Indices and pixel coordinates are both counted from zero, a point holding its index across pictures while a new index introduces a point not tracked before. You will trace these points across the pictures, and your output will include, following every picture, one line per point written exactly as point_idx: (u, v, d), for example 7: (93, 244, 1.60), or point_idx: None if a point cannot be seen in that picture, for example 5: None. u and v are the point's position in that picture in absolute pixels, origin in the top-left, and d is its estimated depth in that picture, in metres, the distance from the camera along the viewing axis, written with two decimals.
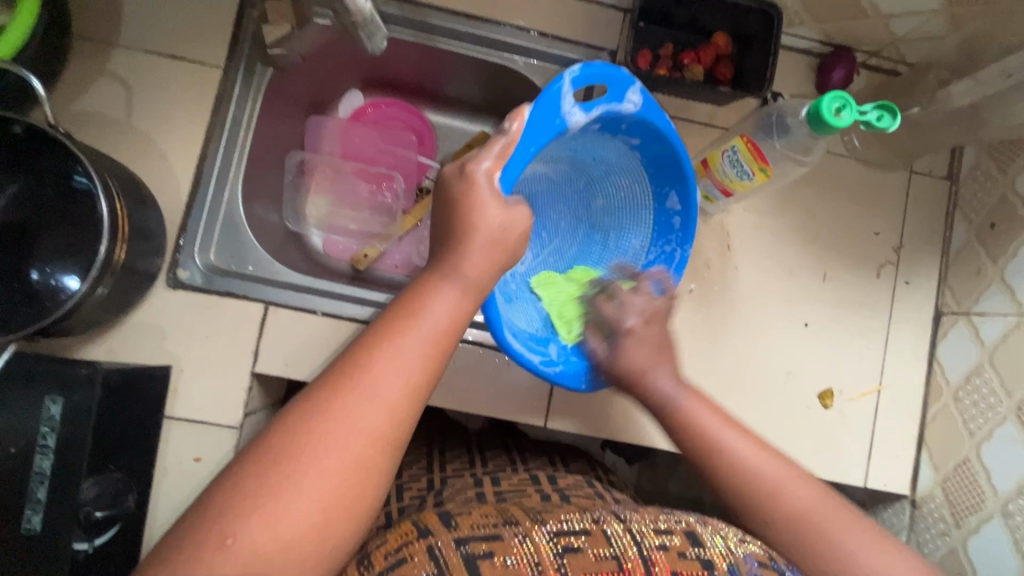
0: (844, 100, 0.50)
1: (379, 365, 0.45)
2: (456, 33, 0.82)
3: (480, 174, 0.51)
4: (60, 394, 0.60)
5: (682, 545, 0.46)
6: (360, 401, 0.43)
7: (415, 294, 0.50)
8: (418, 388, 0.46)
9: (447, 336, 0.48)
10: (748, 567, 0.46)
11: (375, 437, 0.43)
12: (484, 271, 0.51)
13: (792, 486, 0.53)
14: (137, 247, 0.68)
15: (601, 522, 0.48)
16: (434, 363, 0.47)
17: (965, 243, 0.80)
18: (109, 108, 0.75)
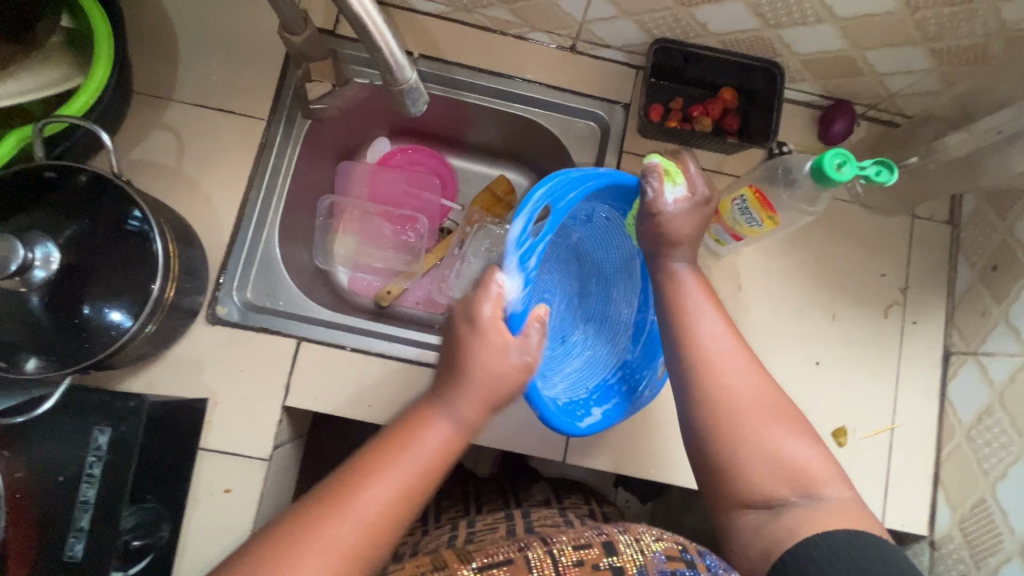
0: (844, 156, 0.54)
1: (370, 490, 0.50)
2: (481, 88, 0.88)
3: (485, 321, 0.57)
4: (108, 425, 0.64)
5: (598, 556, 0.47)
6: (346, 522, 0.49)
7: (415, 420, 0.56)
8: (399, 516, 0.51)
9: (436, 470, 0.54)
10: (655, 562, 0.47)
11: (351, 555, 0.48)
12: (481, 411, 0.57)
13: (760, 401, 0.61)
14: (184, 285, 0.72)
15: (524, 549, 0.49)
16: (418, 494, 0.52)
17: (970, 284, 0.83)
18: (162, 156, 0.81)
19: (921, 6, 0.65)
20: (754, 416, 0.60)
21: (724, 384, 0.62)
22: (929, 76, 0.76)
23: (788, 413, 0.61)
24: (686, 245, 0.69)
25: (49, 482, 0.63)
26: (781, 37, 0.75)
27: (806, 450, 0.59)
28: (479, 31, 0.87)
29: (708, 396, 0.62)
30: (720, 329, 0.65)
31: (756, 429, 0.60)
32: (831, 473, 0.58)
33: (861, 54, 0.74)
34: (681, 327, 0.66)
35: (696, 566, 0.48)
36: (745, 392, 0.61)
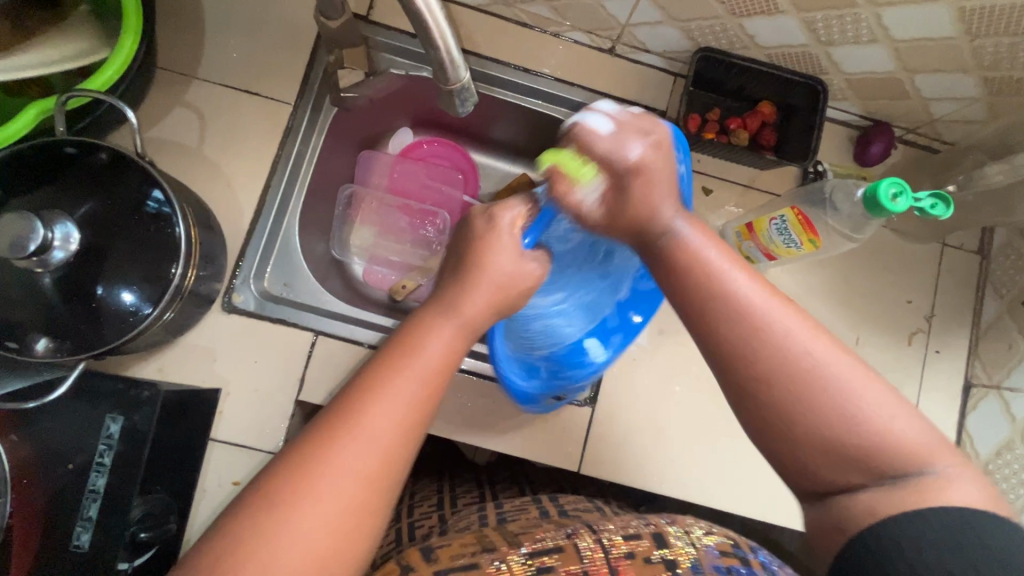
0: (900, 187, 0.53)
1: (371, 410, 0.45)
2: (515, 86, 0.86)
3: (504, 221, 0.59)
4: (120, 414, 0.62)
5: (649, 549, 0.46)
6: (354, 440, 0.44)
7: (415, 330, 0.51)
8: (408, 432, 0.46)
9: (444, 372, 0.50)
10: (708, 557, 0.47)
11: (369, 475, 0.44)
12: (481, 313, 0.54)
13: (827, 360, 0.44)
14: (203, 272, 0.70)
15: (573, 537, 0.47)
16: (427, 407, 0.48)
17: (997, 316, 0.83)
18: (183, 136, 0.78)
19: (981, 34, 0.63)
20: (838, 387, 0.44)
21: (782, 352, 0.45)
22: (976, 104, 0.74)
23: (870, 375, 0.45)
24: (666, 201, 0.56)
25: (57, 469, 0.61)
26: (830, 55, 0.73)
27: (900, 420, 0.43)
28: (517, 26, 0.85)
29: (750, 369, 0.46)
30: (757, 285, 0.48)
31: (824, 395, 0.43)
32: (938, 444, 0.43)
33: (910, 78, 0.73)
34: (709, 285, 0.49)
35: (749, 563, 0.48)
36: (806, 347, 0.45)
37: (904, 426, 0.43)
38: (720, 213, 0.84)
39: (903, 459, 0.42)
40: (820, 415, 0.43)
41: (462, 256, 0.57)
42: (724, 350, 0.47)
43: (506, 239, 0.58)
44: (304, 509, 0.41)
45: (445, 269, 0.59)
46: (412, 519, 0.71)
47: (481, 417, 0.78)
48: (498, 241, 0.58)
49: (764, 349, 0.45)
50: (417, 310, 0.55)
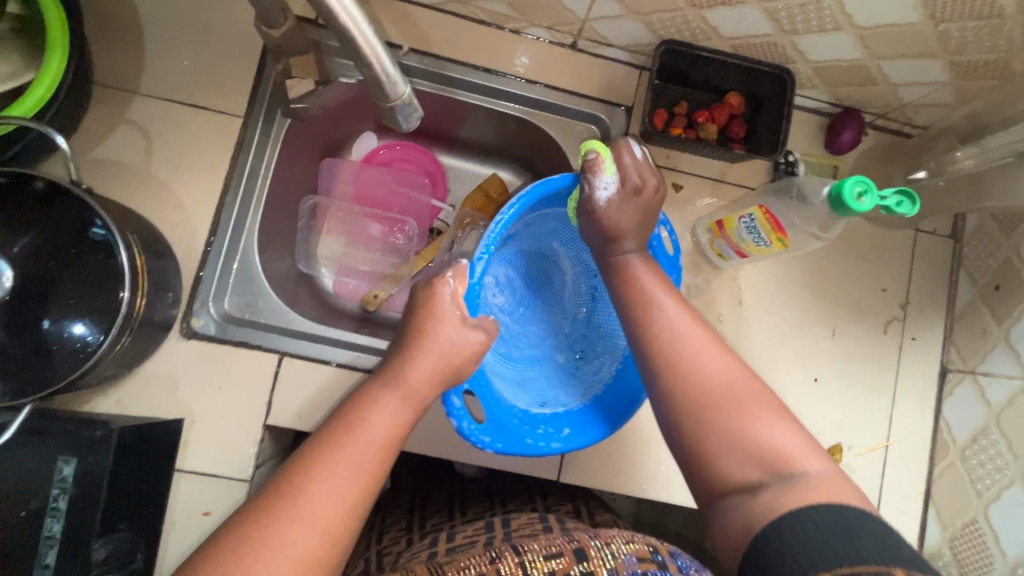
0: (865, 185, 0.51)
1: (317, 484, 0.46)
2: (477, 87, 0.83)
3: (446, 292, 0.59)
4: (74, 456, 0.59)
5: (568, 564, 0.45)
6: (297, 521, 0.44)
7: (360, 407, 0.52)
8: (355, 505, 0.46)
9: (389, 447, 0.51)
10: (626, 565, 0.45)
11: (312, 558, 0.43)
12: (426, 379, 0.55)
13: (735, 376, 0.55)
14: (156, 299, 0.67)
15: (496, 562, 0.46)
16: (372, 477, 0.48)
17: (970, 302, 0.82)
18: (127, 156, 0.74)
19: (945, 19, 0.61)
20: (739, 393, 0.54)
21: (697, 370, 0.55)
22: (944, 88, 0.73)
23: (767, 401, 0.54)
24: (632, 234, 0.64)
25: (10, 515, 0.58)
26: (795, 43, 0.71)
27: (794, 440, 0.52)
28: (474, 24, 0.82)
29: (669, 384, 0.56)
30: (684, 317, 0.59)
31: (722, 418, 0.53)
32: (814, 451, 0.52)
33: (877, 64, 0.71)
34: (635, 316, 0.61)
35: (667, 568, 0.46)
36: (716, 368, 0.55)
37: (783, 435, 0.52)
38: (691, 210, 0.82)
39: (778, 459, 0.51)
40: (718, 418, 0.53)
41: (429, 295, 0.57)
42: (648, 369, 0.58)
43: (449, 302, 0.59)
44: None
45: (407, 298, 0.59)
46: (381, 548, 0.70)
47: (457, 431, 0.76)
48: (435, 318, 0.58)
49: (686, 366, 0.56)
50: (361, 385, 0.56)
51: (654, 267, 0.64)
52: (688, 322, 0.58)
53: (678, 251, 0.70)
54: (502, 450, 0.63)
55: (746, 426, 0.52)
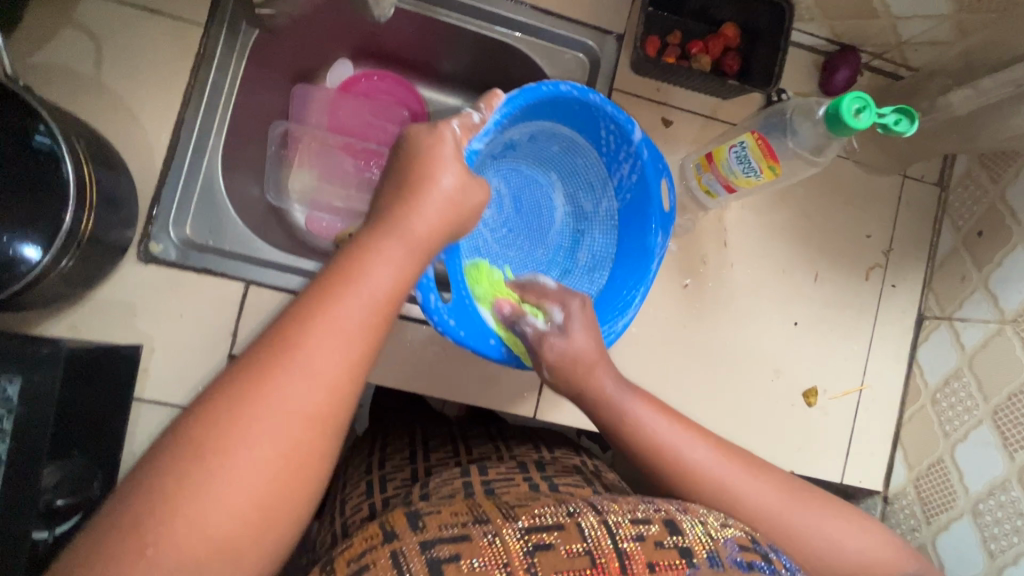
0: (864, 101, 0.49)
1: (314, 339, 0.43)
2: (460, 6, 0.79)
3: (449, 135, 0.53)
4: (18, 373, 0.55)
5: (660, 534, 0.47)
6: (295, 377, 0.41)
7: (359, 256, 0.47)
8: (356, 364, 0.44)
9: (391, 304, 0.47)
10: (728, 552, 0.47)
11: (313, 416, 0.41)
12: (433, 232, 0.50)
13: (743, 483, 0.59)
14: (107, 217, 0.62)
15: (576, 515, 0.48)
16: (373, 335, 0.45)
17: (951, 249, 0.81)
18: (74, 61, 0.68)
19: None
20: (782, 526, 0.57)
21: (740, 506, 0.57)
22: (944, 23, 0.70)
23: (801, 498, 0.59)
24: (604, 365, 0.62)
25: None
26: None
27: (863, 541, 0.58)
28: None
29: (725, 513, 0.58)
30: (709, 454, 0.60)
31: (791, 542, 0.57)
32: (881, 544, 0.59)
33: None
34: (661, 459, 0.59)
35: (771, 561, 0.48)
36: (752, 492, 0.58)
37: (858, 540, 0.58)
38: (679, 146, 0.79)
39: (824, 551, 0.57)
40: (777, 536, 0.56)
41: (397, 208, 0.53)
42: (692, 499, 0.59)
43: (452, 148, 0.53)
44: (239, 459, 0.39)
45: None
46: (384, 472, 0.72)
47: (431, 367, 0.74)
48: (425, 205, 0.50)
49: (724, 496, 0.58)
50: (354, 235, 0.49)
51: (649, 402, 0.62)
52: (715, 459, 0.60)
53: (674, 210, 0.68)
54: (456, 335, 0.59)
55: (760, 519, 0.57)
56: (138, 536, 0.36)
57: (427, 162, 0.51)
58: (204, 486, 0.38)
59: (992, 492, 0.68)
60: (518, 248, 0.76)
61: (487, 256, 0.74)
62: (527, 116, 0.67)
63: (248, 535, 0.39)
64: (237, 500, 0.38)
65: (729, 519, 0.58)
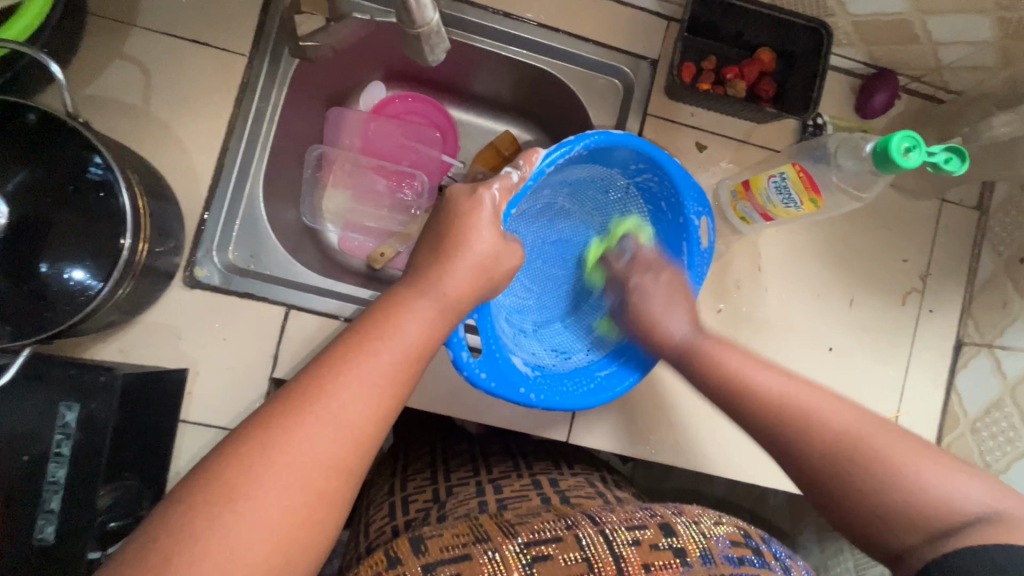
0: (914, 140, 0.49)
1: (345, 392, 0.44)
2: (495, 33, 0.79)
3: (488, 199, 0.55)
4: (76, 401, 0.57)
5: (656, 537, 0.50)
6: (327, 429, 0.42)
7: (392, 310, 0.49)
8: (384, 415, 0.45)
9: (418, 358, 0.48)
10: (719, 547, 0.51)
11: (337, 466, 0.42)
12: (465, 291, 0.53)
13: (803, 395, 0.57)
14: (158, 245, 0.64)
15: (574, 528, 0.51)
16: (403, 387, 0.47)
17: (992, 275, 0.80)
18: (125, 93, 0.70)
19: None
20: (857, 443, 0.53)
21: (822, 428, 0.55)
22: (989, 50, 0.69)
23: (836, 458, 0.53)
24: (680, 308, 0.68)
25: (12, 459, 0.56)
26: None
27: (973, 489, 0.49)
28: None
29: (783, 424, 0.56)
30: (783, 378, 0.59)
31: (849, 469, 0.52)
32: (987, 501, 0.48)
33: (921, 20, 0.68)
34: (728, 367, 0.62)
35: (762, 554, 0.52)
36: (855, 418, 0.54)
37: (960, 492, 0.49)
38: (712, 171, 0.79)
39: (943, 510, 0.48)
40: (843, 459, 0.53)
41: (438, 245, 0.54)
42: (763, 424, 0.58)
43: (489, 211, 0.55)
44: (266, 505, 0.39)
45: (419, 245, 0.56)
46: (406, 494, 0.72)
47: (465, 390, 0.75)
48: (460, 266, 0.53)
49: (798, 421, 0.56)
50: (389, 290, 0.52)
51: (730, 345, 0.65)
52: (784, 384, 0.58)
53: (711, 246, 0.68)
54: (484, 381, 0.60)
55: (844, 442, 0.53)
56: (198, 566, 0.37)
57: (466, 218, 0.54)
58: (238, 519, 0.39)
59: None
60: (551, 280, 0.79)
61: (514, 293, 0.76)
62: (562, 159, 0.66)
63: None
64: (260, 542, 0.39)
65: (791, 455, 0.56)
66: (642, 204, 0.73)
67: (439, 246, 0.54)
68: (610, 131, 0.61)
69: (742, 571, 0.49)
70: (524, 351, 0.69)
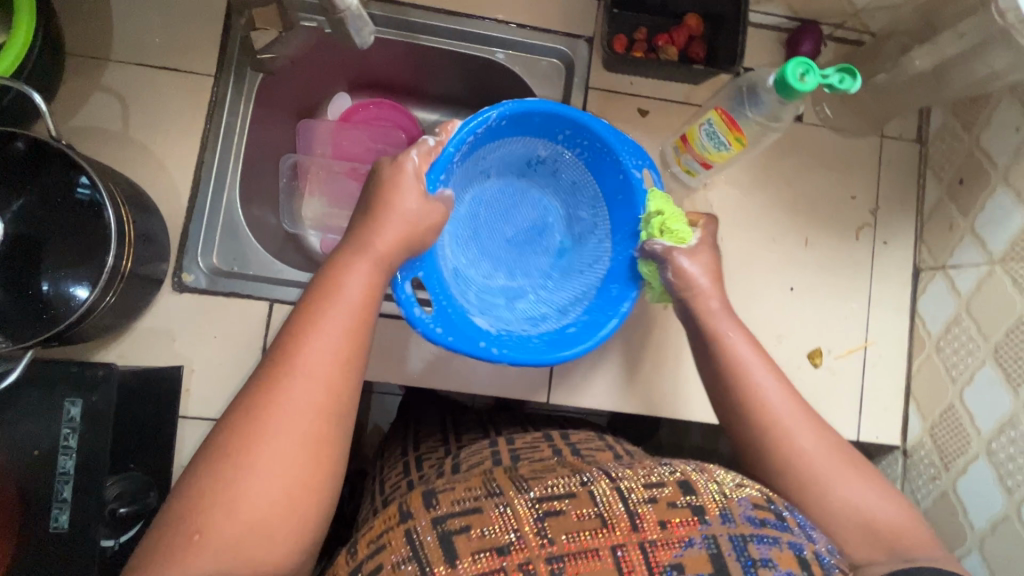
0: (807, 65, 0.54)
1: (308, 352, 0.51)
2: (440, 31, 0.86)
3: (409, 166, 0.60)
4: (79, 396, 0.62)
5: (674, 495, 0.49)
6: (299, 382, 0.50)
7: (334, 276, 0.56)
8: (348, 360, 0.52)
9: (366, 310, 0.55)
10: (742, 509, 0.49)
11: (317, 410, 0.50)
12: (392, 245, 0.58)
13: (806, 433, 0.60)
14: (142, 252, 0.70)
15: (588, 484, 0.50)
16: (357, 336, 0.54)
17: (937, 200, 0.84)
18: (105, 121, 0.77)
19: None
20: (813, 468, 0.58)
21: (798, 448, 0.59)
22: None
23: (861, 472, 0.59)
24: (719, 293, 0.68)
25: (24, 456, 0.61)
26: None
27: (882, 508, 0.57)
28: None
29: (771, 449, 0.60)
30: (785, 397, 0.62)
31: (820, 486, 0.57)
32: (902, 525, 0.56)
33: None
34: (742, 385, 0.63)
35: (784, 520, 0.50)
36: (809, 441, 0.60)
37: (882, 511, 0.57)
38: (657, 134, 0.84)
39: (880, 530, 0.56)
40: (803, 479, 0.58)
41: (393, 214, 0.59)
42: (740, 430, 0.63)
43: (412, 176, 0.60)
44: (267, 454, 0.48)
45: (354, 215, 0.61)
46: (418, 454, 0.78)
47: (446, 363, 0.80)
48: (391, 223, 0.58)
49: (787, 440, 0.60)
50: (327, 261, 0.58)
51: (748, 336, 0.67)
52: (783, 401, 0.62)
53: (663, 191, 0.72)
54: (443, 337, 0.63)
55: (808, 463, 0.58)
56: (220, 505, 0.46)
57: (388, 184, 0.60)
58: (245, 468, 0.47)
59: (1002, 429, 0.69)
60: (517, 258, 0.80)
61: (480, 272, 0.78)
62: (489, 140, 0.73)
63: (282, 510, 0.47)
64: (268, 484, 0.47)
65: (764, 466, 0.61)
66: (588, 170, 0.77)
67: (393, 215, 0.59)
68: (523, 98, 0.67)
69: (764, 533, 0.48)
70: (491, 319, 0.73)
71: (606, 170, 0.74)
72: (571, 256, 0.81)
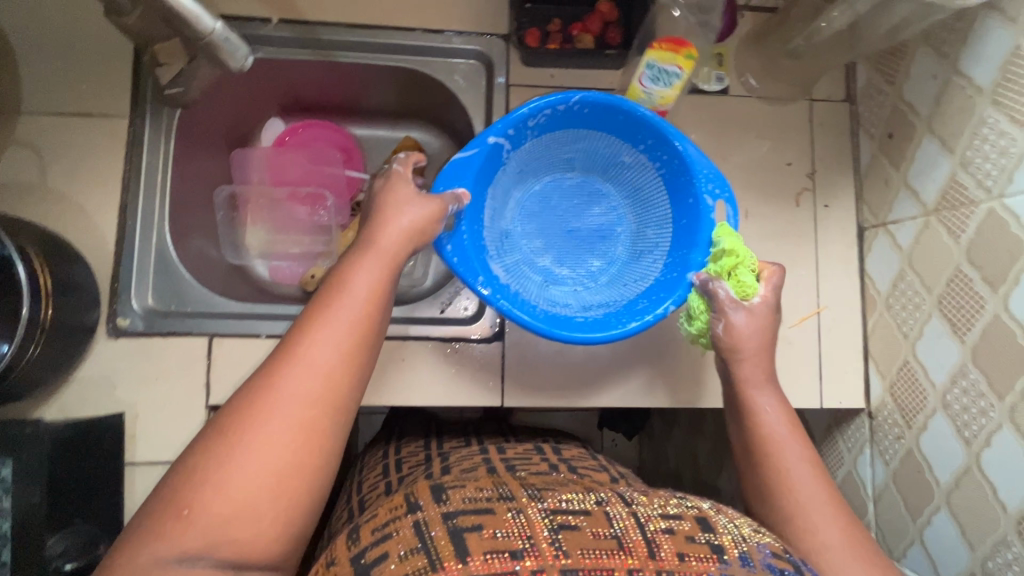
0: None
1: (316, 338, 0.52)
2: (354, 45, 0.85)
3: (395, 171, 0.66)
4: (8, 457, 0.60)
5: (692, 530, 0.47)
6: (300, 367, 0.50)
7: (342, 273, 0.57)
8: (350, 353, 0.52)
9: (372, 305, 0.55)
10: (762, 555, 0.46)
11: (313, 397, 0.49)
12: (397, 241, 0.60)
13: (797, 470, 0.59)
14: (65, 302, 0.68)
15: (604, 503, 0.48)
16: (363, 336, 0.53)
17: (872, 157, 0.83)
18: (22, 174, 0.76)
19: None
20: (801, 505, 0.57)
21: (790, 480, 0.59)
22: None
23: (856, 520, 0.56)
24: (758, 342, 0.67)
25: None
26: None
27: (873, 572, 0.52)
28: None
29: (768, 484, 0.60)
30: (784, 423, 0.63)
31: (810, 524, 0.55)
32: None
33: None
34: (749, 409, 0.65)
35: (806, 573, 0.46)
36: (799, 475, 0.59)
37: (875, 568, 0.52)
38: None
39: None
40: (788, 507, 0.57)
41: None
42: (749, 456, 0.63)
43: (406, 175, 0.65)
44: (260, 441, 0.46)
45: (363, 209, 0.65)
46: (399, 458, 0.77)
47: (395, 378, 0.78)
48: (394, 215, 0.61)
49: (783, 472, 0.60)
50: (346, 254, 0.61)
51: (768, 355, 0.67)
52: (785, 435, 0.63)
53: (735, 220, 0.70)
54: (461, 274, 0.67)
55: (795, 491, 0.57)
56: (196, 500, 0.44)
57: (385, 187, 0.64)
58: (227, 459, 0.46)
59: (954, 379, 0.68)
60: (576, 253, 0.83)
61: (527, 252, 0.82)
62: (564, 129, 0.78)
63: (263, 503, 0.45)
64: (255, 470, 0.46)
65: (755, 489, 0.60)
66: (657, 182, 0.77)
67: None
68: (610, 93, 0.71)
69: None
70: (513, 279, 0.77)
71: (679, 190, 0.74)
72: (622, 265, 0.81)
